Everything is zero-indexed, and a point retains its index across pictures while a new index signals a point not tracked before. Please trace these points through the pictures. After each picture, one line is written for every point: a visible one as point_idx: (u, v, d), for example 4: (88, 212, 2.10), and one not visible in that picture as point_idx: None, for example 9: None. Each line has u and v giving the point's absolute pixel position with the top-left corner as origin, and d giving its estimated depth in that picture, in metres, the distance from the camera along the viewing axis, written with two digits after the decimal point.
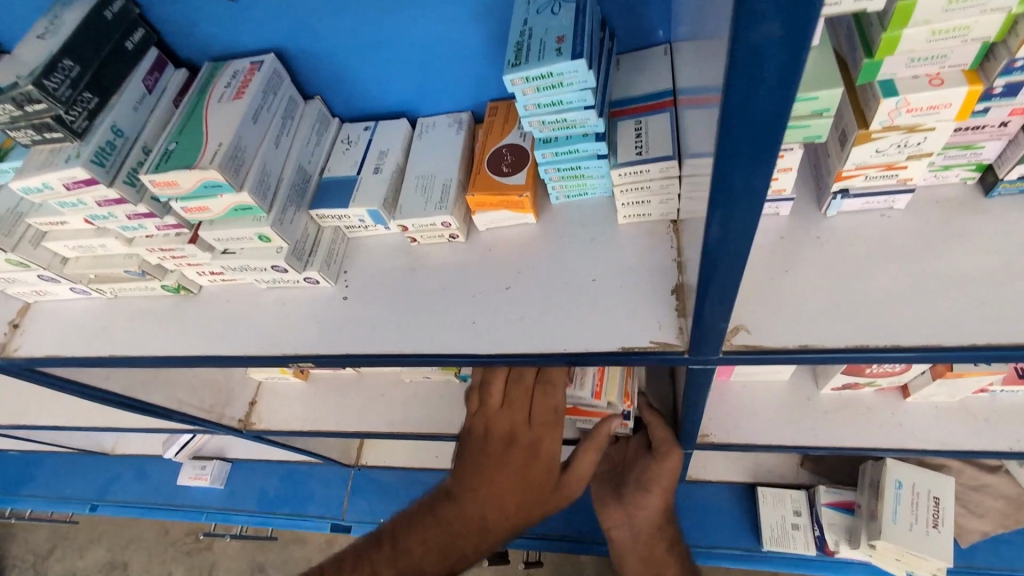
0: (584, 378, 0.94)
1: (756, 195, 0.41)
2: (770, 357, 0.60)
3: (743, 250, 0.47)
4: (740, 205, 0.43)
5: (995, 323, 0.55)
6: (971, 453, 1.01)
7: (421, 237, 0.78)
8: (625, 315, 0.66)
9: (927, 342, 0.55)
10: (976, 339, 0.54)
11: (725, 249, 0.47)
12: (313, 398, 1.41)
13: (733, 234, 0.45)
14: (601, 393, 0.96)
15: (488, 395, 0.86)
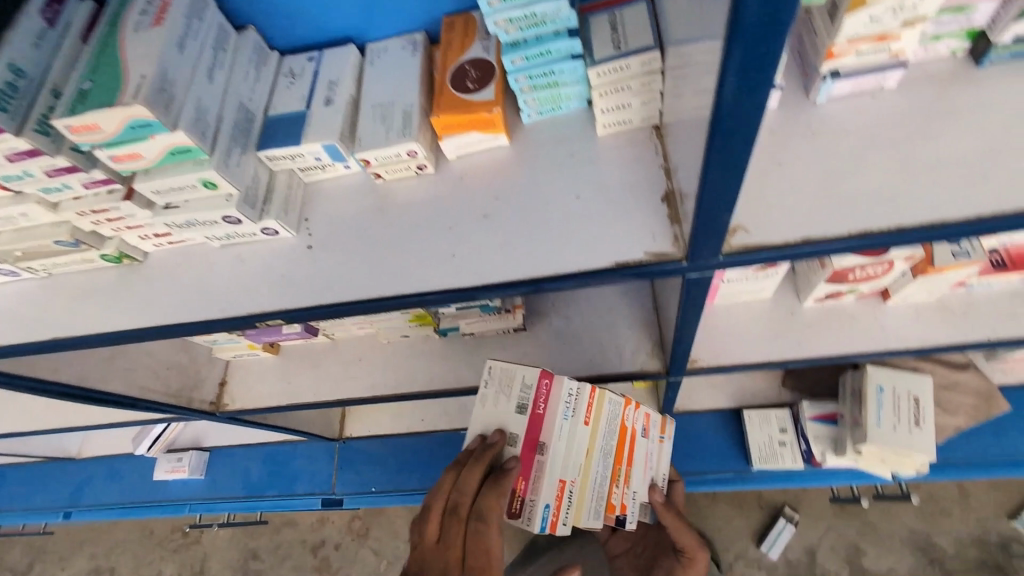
0: (533, 512, 0.83)
1: (775, 51, 0.37)
2: (771, 256, 0.57)
3: (749, 126, 0.43)
4: (759, 66, 0.38)
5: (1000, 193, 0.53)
6: (948, 348, 1.04)
7: (385, 172, 0.72)
8: (615, 230, 0.62)
9: (933, 219, 0.53)
10: (984, 210, 0.52)
11: (731, 128, 0.43)
12: (288, 371, 1.35)
13: (740, 108, 0.41)
14: (558, 523, 0.85)
15: (427, 525, 0.87)
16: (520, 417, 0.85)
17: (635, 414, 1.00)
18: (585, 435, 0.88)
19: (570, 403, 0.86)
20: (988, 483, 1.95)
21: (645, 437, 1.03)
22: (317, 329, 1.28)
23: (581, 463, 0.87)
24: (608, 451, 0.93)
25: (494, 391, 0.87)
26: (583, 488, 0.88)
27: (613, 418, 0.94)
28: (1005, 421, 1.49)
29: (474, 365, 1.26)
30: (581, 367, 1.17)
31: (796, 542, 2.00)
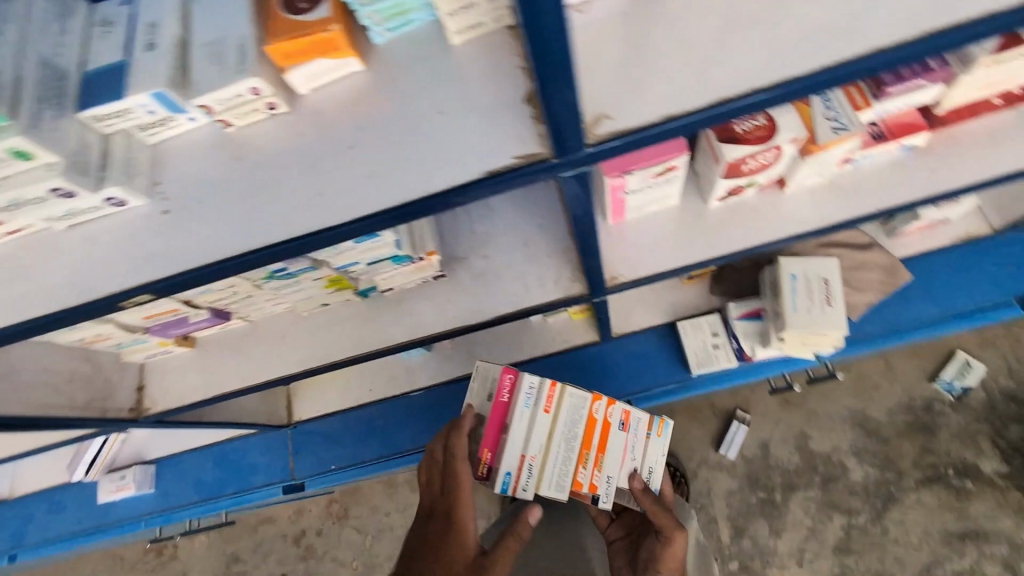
0: (497, 474, 1.15)
1: None
2: (638, 136, 0.56)
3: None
4: None
5: (830, 46, 0.55)
6: (845, 223, 1.09)
7: (232, 117, 0.65)
8: (481, 139, 0.59)
9: (778, 79, 0.55)
10: (819, 65, 0.55)
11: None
12: (208, 363, 1.29)
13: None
14: (518, 486, 1.15)
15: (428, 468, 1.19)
16: (487, 403, 1.19)
17: (605, 409, 1.23)
18: (545, 420, 1.16)
19: (529, 395, 1.16)
20: (910, 353, 2.09)
21: (624, 430, 1.26)
22: (230, 313, 1.21)
23: (541, 442, 1.16)
24: (572, 435, 1.18)
25: (477, 384, 1.21)
26: (543, 461, 1.16)
27: (578, 408, 1.20)
28: (910, 289, 1.59)
29: (400, 321, 1.23)
30: (507, 305, 1.17)
31: (749, 441, 2.12)
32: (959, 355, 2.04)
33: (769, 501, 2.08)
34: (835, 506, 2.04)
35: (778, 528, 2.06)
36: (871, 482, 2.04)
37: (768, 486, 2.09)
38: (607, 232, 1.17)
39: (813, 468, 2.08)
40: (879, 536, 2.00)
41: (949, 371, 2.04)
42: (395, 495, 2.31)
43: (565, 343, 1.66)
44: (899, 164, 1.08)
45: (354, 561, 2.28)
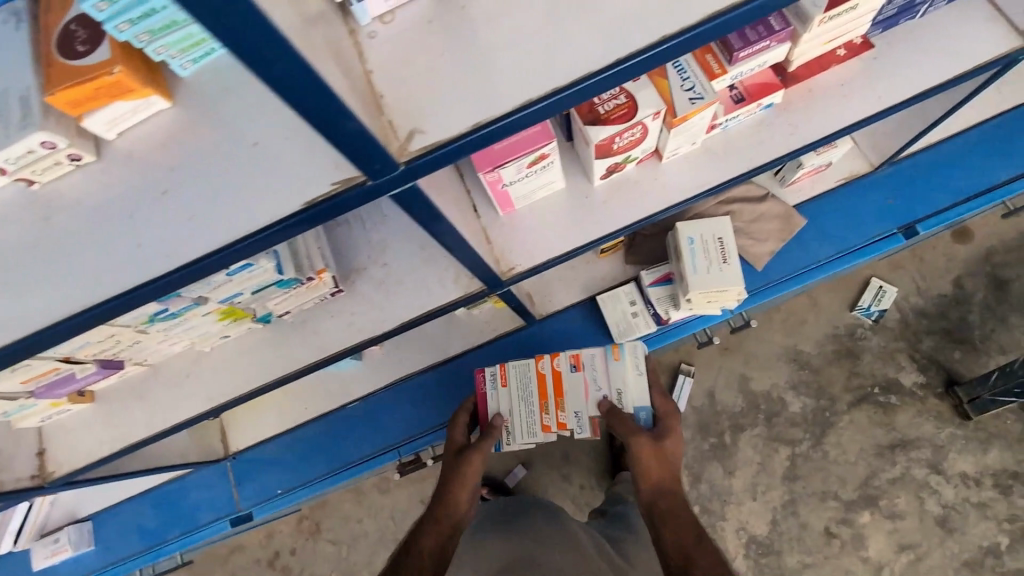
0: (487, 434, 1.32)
1: None
2: (453, 149, 0.57)
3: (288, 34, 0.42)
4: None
5: (620, 42, 0.57)
6: (722, 184, 1.14)
7: (34, 174, 0.61)
8: (299, 168, 0.57)
9: (578, 75, 0.57)
10: (610, 61, 0.57)
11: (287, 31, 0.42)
12: (111, 415, 1.23)
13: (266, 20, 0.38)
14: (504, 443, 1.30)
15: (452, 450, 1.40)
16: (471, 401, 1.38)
17: (550, 361, 1.31)
18: (505, 392, 1.31)
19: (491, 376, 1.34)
20: (830, 286, 2.17)
21: (578, 370, 1.30)
22: (122, 361, 1.15)
23: (507, 405, 1.31)
24: (528, 393, 1.30)
25: None
26: (512, 421, 1.30)
27: (525, 371, 1.31)
28: (805, 234, 1.67)
29: (307, 342, 1.20)
30: (412, 310, 1.16)
31: (697, 391, 2.17)
32: (874, 281, 2.13)
33: (720, 445, 2.13)
34: (780, 439, 2.10)
35: (731, 468, 2.11)
36: (809, 411, 2.11)
37: (718, 431, 2.14)
38: (500, 224, 1.17)
39: (756, 407, 2.14)
40: (820, 460, 2.07)
41: (867, 298, 2.12)
42: (365, 500, 2.30)
43: (494, 332, 1.67)
44: (762, 122, 1.13)
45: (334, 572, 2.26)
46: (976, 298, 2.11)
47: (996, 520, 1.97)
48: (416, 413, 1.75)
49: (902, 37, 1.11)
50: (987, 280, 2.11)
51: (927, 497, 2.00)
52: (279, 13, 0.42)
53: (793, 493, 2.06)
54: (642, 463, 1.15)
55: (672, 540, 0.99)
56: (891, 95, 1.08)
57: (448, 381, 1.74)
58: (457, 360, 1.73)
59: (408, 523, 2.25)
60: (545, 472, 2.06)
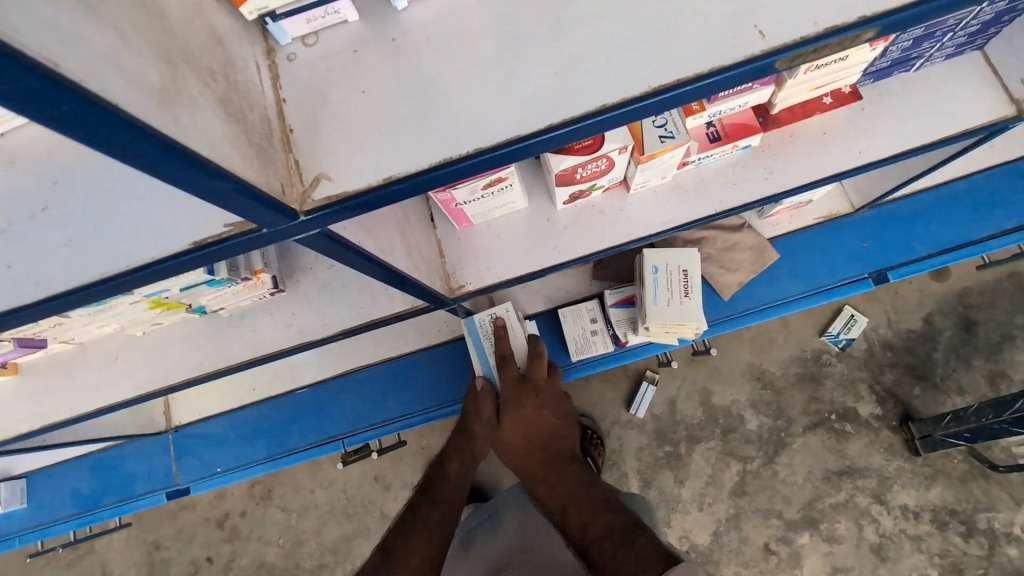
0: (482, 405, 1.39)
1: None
2: (358, 202, 0.51)
3: (151, 113, 0.35)
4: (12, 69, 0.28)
5: (559, 103, 0.50)
6: (689, 224, 1.10)
7: None
8: (185, 210, 0.52)
9: (499, 138, 0.50)
10: (543, 125, 0.50)
11: (149, 90, 0.36)
12: (35, 390, 1.17)
13: (97, 91, 0.32)
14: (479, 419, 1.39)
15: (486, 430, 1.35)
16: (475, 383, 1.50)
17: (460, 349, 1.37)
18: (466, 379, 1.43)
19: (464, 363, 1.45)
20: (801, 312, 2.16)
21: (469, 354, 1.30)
22: (44, 339, 1.10)
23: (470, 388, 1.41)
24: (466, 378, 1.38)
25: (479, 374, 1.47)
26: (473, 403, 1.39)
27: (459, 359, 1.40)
28: (777, 267, 1.64)
29: (245, 338, 1.16)
30: (354, 317, 1.11)
31: (657, 399, 2.17)
32: (846, 309, 2.11)
33: (674, 453, 2.14)
34: (732, 454, 2.11)
35: (681, 478, 2.12)
36: (764, 430, 2.11)
37: (674, 440, 2.14)
38: (454, 237, 1.13)
39: (714, 421, 2.14)
40: (769, 479, 2.08)
41: (837, 325, 2.10)
42: (317, 471, 2.28)
43: (451, 332, 1.67)
44: (738, 164, 1.08)
45: (281, 539, 2.25)
46: (944, 338, 2.09)
47: (928, 553, 1.98)
48: (363, 404, 1.71)
49: (892, 89, 1.06)
50: (955, 320, 2.10)
51: (866, 525, 2.02)
52: (133, 72, 0.35)
53: (738, 508, 2.08)
54: (504, 444, 1.10)
55: (551, 506, 0.94)
56: (873, 144, 1.04)
57: (400, 375, 1.70)
58: (412, 355, 1.69)
59: (358, 498, 2.24)
60: (498, 465, 2.05)
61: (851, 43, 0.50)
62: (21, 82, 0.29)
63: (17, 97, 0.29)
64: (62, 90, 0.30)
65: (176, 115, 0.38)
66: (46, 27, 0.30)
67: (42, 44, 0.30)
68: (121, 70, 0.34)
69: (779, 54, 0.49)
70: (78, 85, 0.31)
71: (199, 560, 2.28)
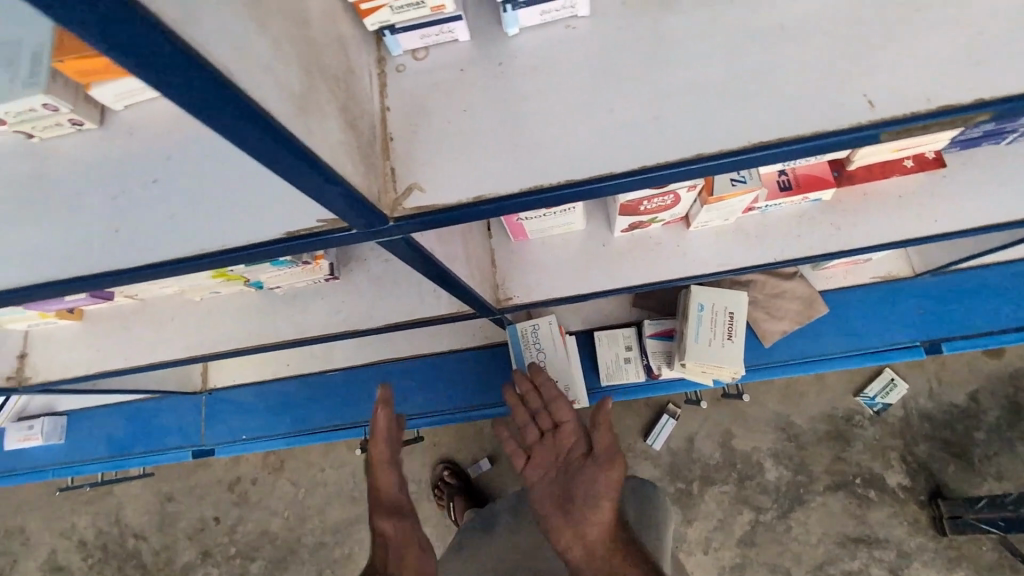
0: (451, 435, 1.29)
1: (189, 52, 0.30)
2: (444, 217, 0.53)
3: (293, 124, 0.38)
4: (194, 76, 0.31)
5: (654, 148, 0.51)
6: (746, 269, 1.08)
7: (36, 130, 0.59)
8: (282, 200, 0.55)
9: (594, 172, 0.51)
10: (636, 165, 0.51)
11: (292, 99, 0.38)
12: (95, 337, 1.25)
13: (259, 101, 0.35)
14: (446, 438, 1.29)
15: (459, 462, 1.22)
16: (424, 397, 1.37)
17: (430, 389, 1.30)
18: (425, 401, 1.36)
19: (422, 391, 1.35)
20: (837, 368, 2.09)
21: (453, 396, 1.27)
22: (112, 292, 1.16)
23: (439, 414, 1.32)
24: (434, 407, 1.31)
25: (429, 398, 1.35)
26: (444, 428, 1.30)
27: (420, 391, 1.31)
28: (824, 321, 1.60)
29: (293, 318, 1.20)
30: (401, 314, 1.14)
31: (677, 433, 2.14)
32: (887, 373, 2.03)
33: (686, 491, 2.09)
34: (745, 502, 2.06)
35: (689, 518, 2.07)
36: (783, 483, 2.05)
37: (688, 478, 2.10)
38: (510, 248, 1.15)
39: (732, 466, 2.09)
40: (781, 534, 2.02)
41: (875, 387, 2.03)
42: (332, 451, 2.33)
43: (485, 338, 1.70)
44: (806, 216, 1.07)
45: (286, 511, 2.31)
46: (988, 419, 2.00)
47: None
48: None
49: (979, 159, 1.02)
50: (1004, 402, 2.00)
51: None
52: (282, 81, 0.38)
53: (744, 558, 2.02)
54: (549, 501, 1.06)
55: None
56: (950, 212, 1.00)
57: (431, 373, 1.73)
58: (442, 354, 1.73)
59: (366, 485, 2.28)
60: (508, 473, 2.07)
61: (961, 123, 0.49)
62: (201, 88, 0.31)
63: (191, 96, 0.32)
64: (233, 99, 0.33)
65: (309, 122, 0.40)
66: (223, 37, 0.33)
67: (219, 52, 0.32)
68: (275, 78, 0.37)
69: (886, 126, 0.48)
70: (244, 94, 0.34)
71: (207, 519, 2.35)
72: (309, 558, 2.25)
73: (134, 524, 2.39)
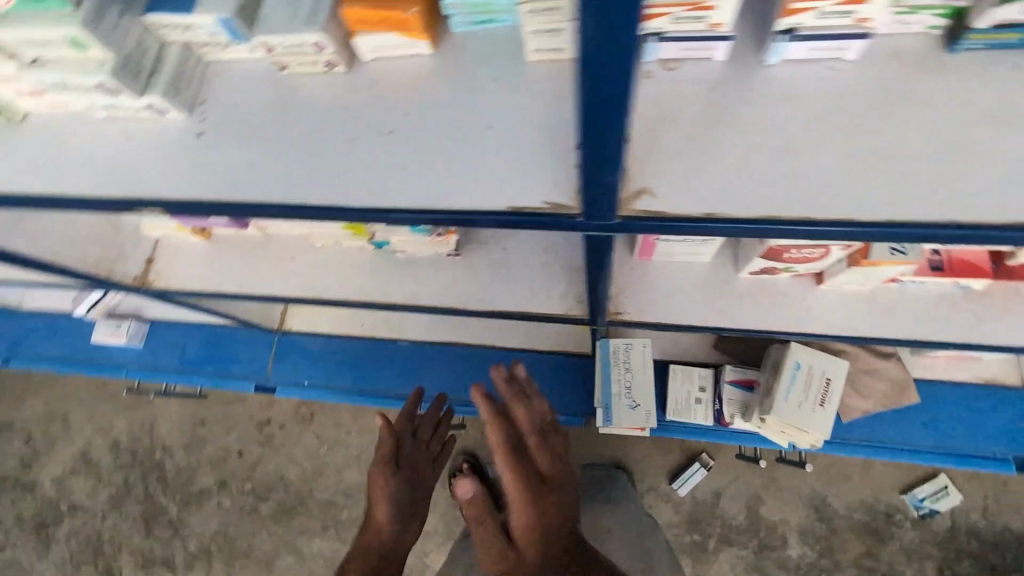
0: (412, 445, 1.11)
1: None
2: (671, 225, 0.55)
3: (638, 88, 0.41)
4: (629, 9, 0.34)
5: (899, 204, 0.52)
6: (871, 339, 1.06)
7: (292, 63, 0.64)
8: (511, 174, 0.57)
9: (835, 215, 0.52)
10: (879, 218, 0.52)
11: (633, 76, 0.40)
12: (217, 257, 1.32)
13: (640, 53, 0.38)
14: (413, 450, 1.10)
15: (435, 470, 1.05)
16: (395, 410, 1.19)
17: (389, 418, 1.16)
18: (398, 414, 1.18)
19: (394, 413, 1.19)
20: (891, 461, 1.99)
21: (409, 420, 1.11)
22: (248, 222, 1.24)
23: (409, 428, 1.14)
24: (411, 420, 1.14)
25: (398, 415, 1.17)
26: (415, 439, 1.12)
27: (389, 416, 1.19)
28: (910, 411, 1.54)
29: (402, 283, 1.25)
30: (512, 302, 1.17)
31: (703, 484, 2.05)
32: (940, 479, 1.95)
33: (701, 545, 2.02)
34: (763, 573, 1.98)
35: None
36: (805, 563, 1.97)
37: (706, 532, 2.03)
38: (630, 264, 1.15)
39: (754, 532, 2.01)
40: None
41: (924, 490, 1.95)
42: (363, 416, 2.37)
43: (555, 345, 1.74)
44: (948, 299, 1.03)
45: (305, 463, 2.35)
46: None
47: None
48: (452, 376, 1.78)
49: None
50: None
51: None
52: None
53: None
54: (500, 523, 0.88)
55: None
56: None
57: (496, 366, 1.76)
58: (510, 350, 1.76)
59: None
60: None
61: None
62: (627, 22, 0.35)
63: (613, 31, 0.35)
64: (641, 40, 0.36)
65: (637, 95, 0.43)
66: None
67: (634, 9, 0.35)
68: None
69: None
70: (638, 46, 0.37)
71: (230, 451, 2.41)
72: (316, 512, 2.31)
73: (163, 439, 2.45)
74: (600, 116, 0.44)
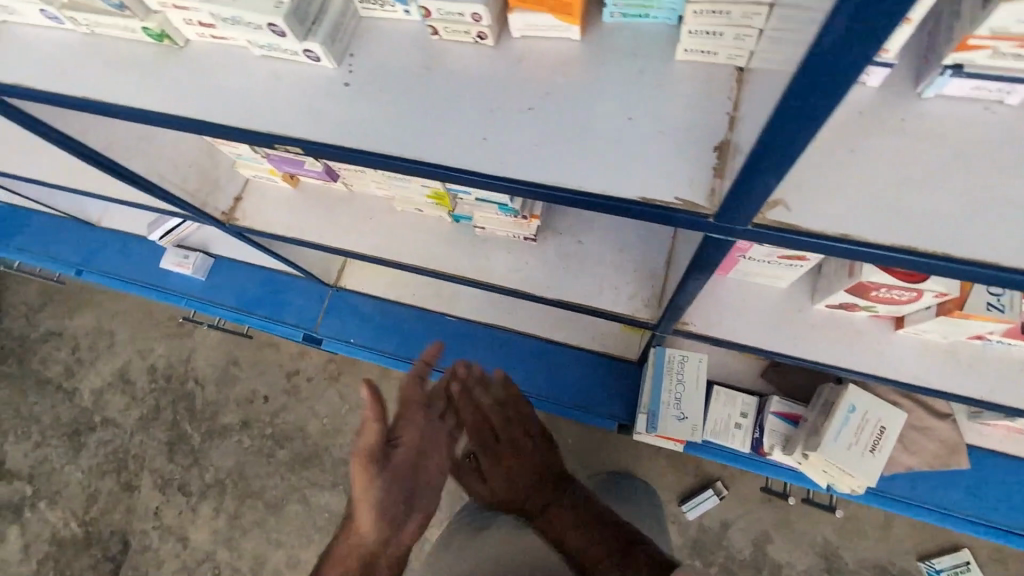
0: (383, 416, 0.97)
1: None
2: (802, 239, 0.55)
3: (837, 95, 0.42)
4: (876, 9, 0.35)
5: None
6: (943, 393, 1.03)
7: (443, 30, 0.66)
8: (648, 164, 0.59)
9: (976, 255, 0.52)
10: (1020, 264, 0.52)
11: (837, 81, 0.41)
12: (300, 206, 1.36)
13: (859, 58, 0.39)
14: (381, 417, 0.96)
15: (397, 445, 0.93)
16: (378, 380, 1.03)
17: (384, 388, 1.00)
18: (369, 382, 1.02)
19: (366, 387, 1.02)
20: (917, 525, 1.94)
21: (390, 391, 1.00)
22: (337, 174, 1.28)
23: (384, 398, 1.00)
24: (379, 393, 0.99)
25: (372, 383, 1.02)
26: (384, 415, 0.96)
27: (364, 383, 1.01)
28: (956, 475, 1.50)
29: (474, 259, 1.27)
30: (582, 295, 1.18)
31: (714, 512, 2.02)
32: (963, 553, 1.89)
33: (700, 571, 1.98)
34: None
35: None
36: None
37: (708, 559, 1.98)
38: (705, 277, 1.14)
39: (756, 568, 1.96)
40: None
41: (944, 561, 1.89)
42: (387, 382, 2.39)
43: (600, 346, 1.75)
44: None
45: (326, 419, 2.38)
46: None
47: None
48: (493, 359, 1.80)
49: None
50: None
51: None
52: None
53: None
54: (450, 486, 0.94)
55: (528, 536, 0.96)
56: None
57: (538, 357, 1.77)
58: (553, 344, 1.78)
59: None
60: None
61: None
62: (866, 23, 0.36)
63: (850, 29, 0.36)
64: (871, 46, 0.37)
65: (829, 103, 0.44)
66: None
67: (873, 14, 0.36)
68: None
69: None
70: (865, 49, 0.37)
71: (257, 394, 2.44)
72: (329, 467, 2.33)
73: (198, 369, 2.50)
74: (784, 116, 0.45)
